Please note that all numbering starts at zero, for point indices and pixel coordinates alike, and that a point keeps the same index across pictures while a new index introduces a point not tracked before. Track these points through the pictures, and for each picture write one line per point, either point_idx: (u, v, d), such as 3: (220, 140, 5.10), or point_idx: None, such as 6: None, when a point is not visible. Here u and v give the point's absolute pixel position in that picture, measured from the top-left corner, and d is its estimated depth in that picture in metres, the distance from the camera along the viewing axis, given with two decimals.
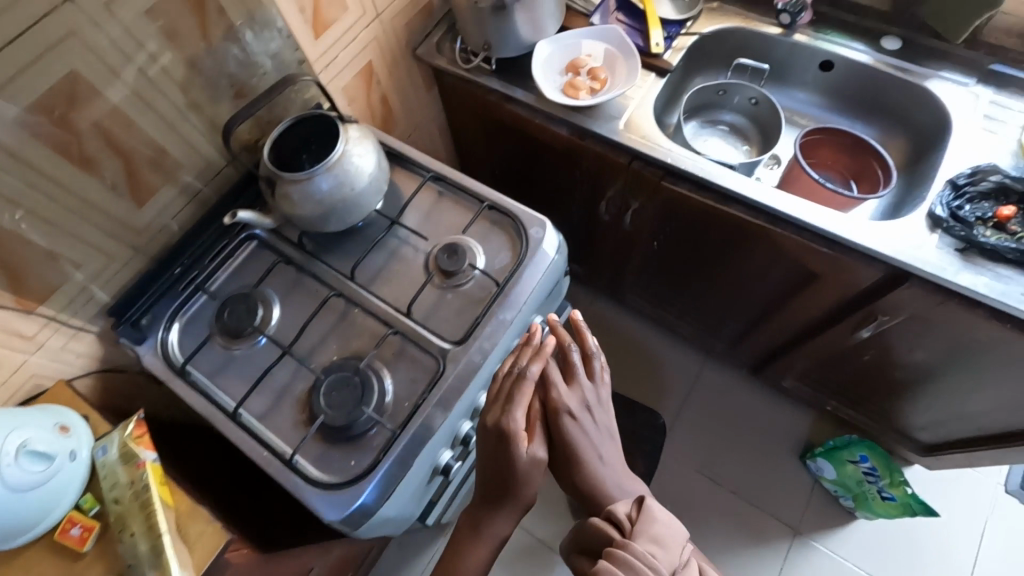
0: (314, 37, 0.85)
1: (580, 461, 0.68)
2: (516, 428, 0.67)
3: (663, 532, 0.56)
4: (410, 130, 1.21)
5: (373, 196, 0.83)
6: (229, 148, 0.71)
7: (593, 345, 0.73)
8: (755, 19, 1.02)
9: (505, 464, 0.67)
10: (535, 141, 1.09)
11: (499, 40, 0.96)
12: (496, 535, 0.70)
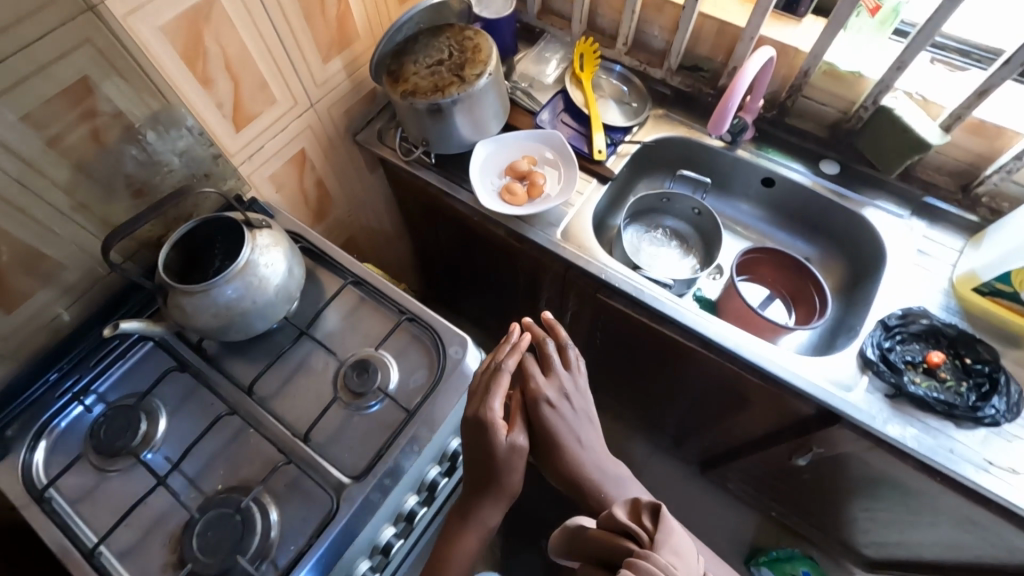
0: (233, 132, 0.81)
1: (559, 441, 0.70)
2: (494, 416, 0.67)
3: (680, 545, 0.48)
4: (351, 209, 1.16)
5: (283, 303, 0.77)
6: (108, 265, 0.64)
7: (566, 338, 0.76)
8: (699, 131, 1.02)
9: (485, 453, 0.67)
10: (475, 235, 1.06)
11: (438, 138, 0.93)
12: (484, 522, 0.70)
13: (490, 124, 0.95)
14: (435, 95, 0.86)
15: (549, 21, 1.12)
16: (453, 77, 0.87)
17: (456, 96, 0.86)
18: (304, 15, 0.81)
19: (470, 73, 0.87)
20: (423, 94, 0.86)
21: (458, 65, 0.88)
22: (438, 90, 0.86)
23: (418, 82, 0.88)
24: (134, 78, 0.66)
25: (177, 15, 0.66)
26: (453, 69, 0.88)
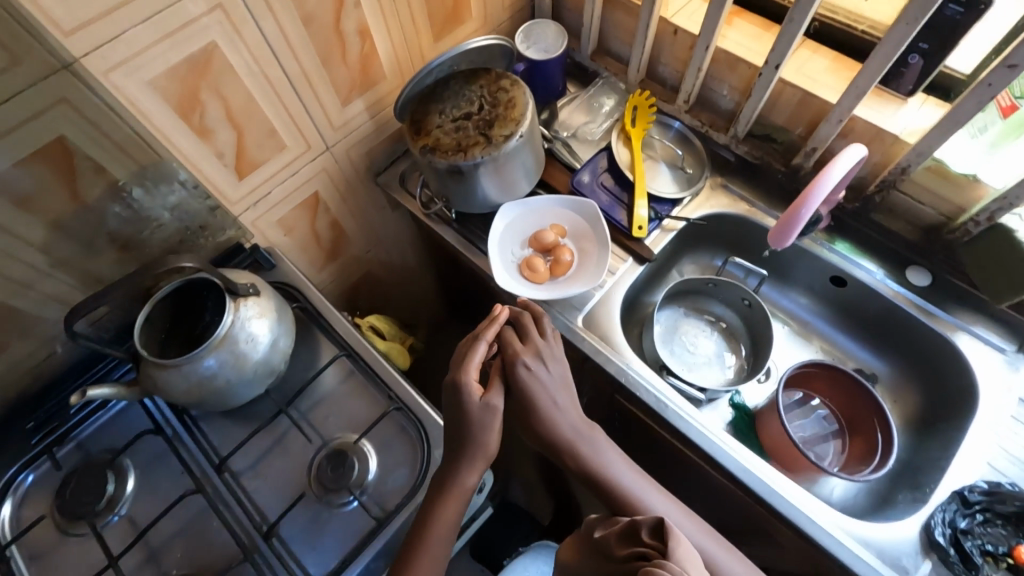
0: (234, 180, 0.75)
1: (537, 403, 0.68)
2: (468, 379, 0.66)
3: (686, 558, 0.44)
4: (370, 245, 1.10)
5: (265, 376, 0.71)
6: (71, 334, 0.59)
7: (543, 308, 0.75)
8: (760, 210, 0.88)
9: (457, 416, 0.66)
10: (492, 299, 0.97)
11: (459, 198, 0.83)
12: (465, 491, 0.63)
13: (519, 185, 0.85)
14: (456, 156, 0.76)
15: (604, 63, 0.99)
16: (479, 136, 0.77)
17: (479, 159, 0.76)
18: (321, 59, 0.73)
19: (498, 133, 0.77)
20: (444, 153, 0.77)
21: (487, 122, 0.78)
22: (460, 150, 0.77)
23: (440, 138, 0.78)
24: (120, 135, 0.60)
25: (169, 68, 0.59)
26: (480, 126, 0.78)
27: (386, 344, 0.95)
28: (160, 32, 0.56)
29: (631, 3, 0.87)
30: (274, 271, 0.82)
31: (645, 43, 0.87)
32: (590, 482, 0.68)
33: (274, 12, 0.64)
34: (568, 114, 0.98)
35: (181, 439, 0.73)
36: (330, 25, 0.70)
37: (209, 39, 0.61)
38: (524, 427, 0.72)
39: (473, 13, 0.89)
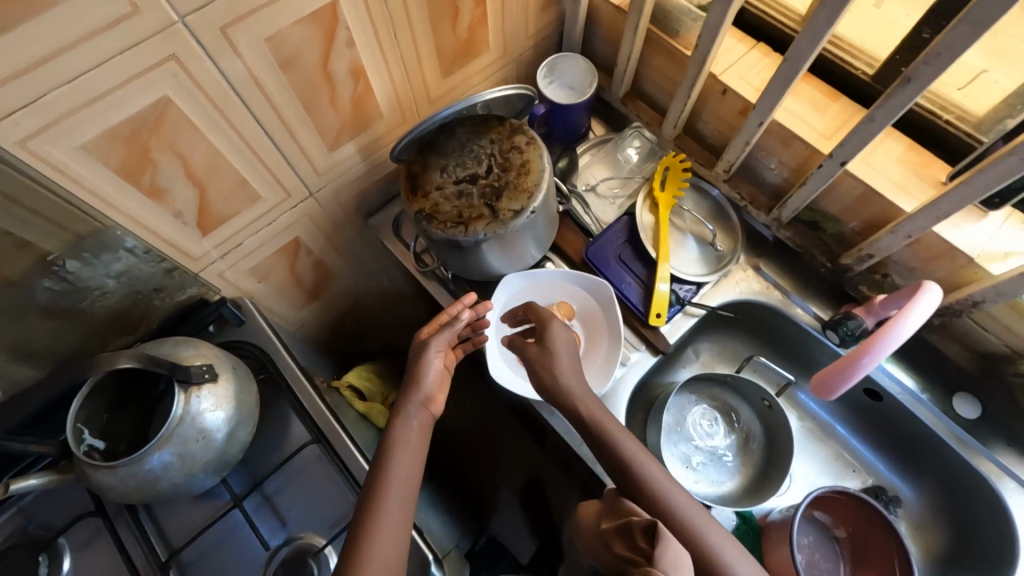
0: (199, 240, 0.64)
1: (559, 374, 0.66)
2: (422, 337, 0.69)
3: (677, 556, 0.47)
4: (363, 282, 0.99)
5: (220, 472, 0.63)
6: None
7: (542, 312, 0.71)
8: (795, 300, 0.79)
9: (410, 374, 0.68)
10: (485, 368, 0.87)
11: (456, 265, 0.73)
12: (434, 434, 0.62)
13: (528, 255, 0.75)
14: (455, 229, 0.66)
15: (637, 108, 0.86)
16: (483, 207, 0.66)
17: (481, 236, 0.65)
18: (303, 106, 0.61)
19: (506, 206, 0.66)
20: (441, 223, 0.66)
21: (494, 189, 0.67)
22: (460, 222, 0.66)
23: (439, 203, 0.68)
24: (47, 203, 0.50)
25: (108, 129, 0.48)
26: (486, 193, 0.67)
27: (365, 406, 0.85)
28: (93, 91, 0.45)
29: (676, 52, 0.74)
30: (244, 327, 0.74)
31: (687, 100, 0.75)
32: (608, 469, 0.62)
33: (244, 59, 0.52)
34: (591, 164, 0.86)
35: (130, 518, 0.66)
36: (315, 69, 0.58)
37: (159, 94, 0.49)
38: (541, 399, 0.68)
39: (490, 44, 0.76)
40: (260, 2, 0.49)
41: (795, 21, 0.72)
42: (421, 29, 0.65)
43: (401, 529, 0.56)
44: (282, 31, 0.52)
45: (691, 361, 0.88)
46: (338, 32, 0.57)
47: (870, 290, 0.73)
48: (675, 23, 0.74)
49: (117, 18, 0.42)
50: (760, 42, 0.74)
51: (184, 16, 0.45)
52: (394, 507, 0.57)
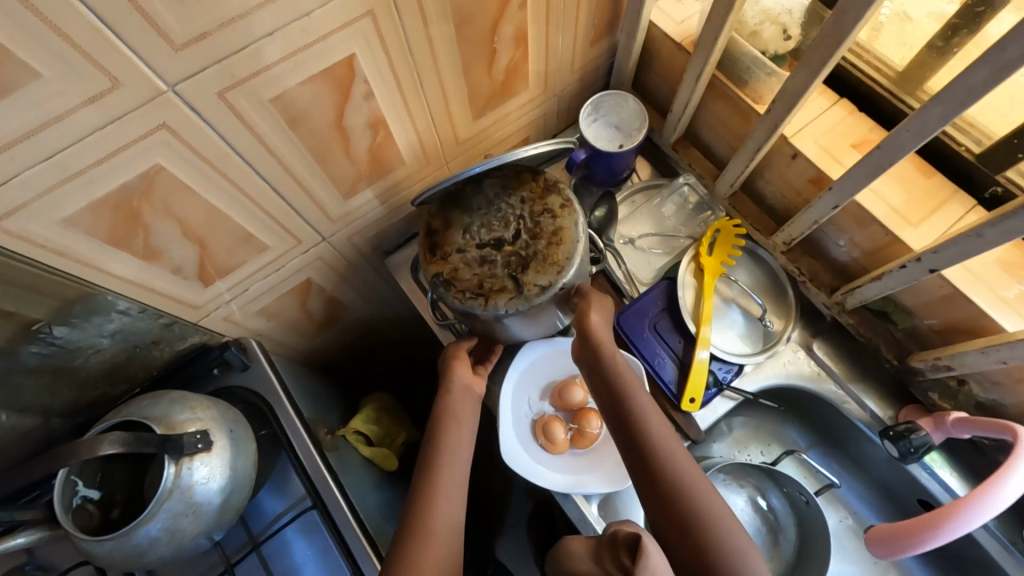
0: (200, 294, 0.60)
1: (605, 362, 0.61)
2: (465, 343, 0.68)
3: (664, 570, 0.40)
4: (386, 315, 0.93)
5: (215, 535, 0.60)
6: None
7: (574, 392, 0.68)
8: (851, 391, 0.70)
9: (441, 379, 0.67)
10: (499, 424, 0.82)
11: (476, 330, 0.67)
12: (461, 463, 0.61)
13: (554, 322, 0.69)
14: (474, 302, 0.59)
15: (689, 156, 0.77)
16: (506, 278, 0.59)
17: (502, 312, 0.58)
18: (316, 159, 0.55)
19: (531, 280, 0.59)
20: (459, 292, 0.60)
21: (520, 259, 0.60)
22: (480, 293, 0.59)
23: (459, 268, 0.61)
24: (29, 275, 0.46)
25: (93, 202, 0.43)
26: (511, 263, 0.60)
27: (370, 451, 0.81)
28: (71, 167, 0.40)
29: (743, 105, 0.64)
30: (247, 372, 0.70)
31: (750, 162, 0.66)
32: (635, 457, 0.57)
33: (247, 121, 0.46)
34: (632, 215, 0.78)
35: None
36: (328, 123, 0.52)
37: (150, 163, 0.44)
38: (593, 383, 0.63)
39: (529, 83, 0.68)
40: (262, 63, 0.43)
41: (891, 77, 0.62)
42: (450, 73, 0.58)
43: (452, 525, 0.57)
44: (290, 90, 0.46)
45: (723, 435, 0.80)
46: (354, 85, 0.51)
47: (941, 400, 0.65)
48: (744, 73, 0.63)
49: (94, 94, 0.37)
50: (843, 98, 0.63)
51: (173, 84, 0.40)
52: (449, 490, 0.59)
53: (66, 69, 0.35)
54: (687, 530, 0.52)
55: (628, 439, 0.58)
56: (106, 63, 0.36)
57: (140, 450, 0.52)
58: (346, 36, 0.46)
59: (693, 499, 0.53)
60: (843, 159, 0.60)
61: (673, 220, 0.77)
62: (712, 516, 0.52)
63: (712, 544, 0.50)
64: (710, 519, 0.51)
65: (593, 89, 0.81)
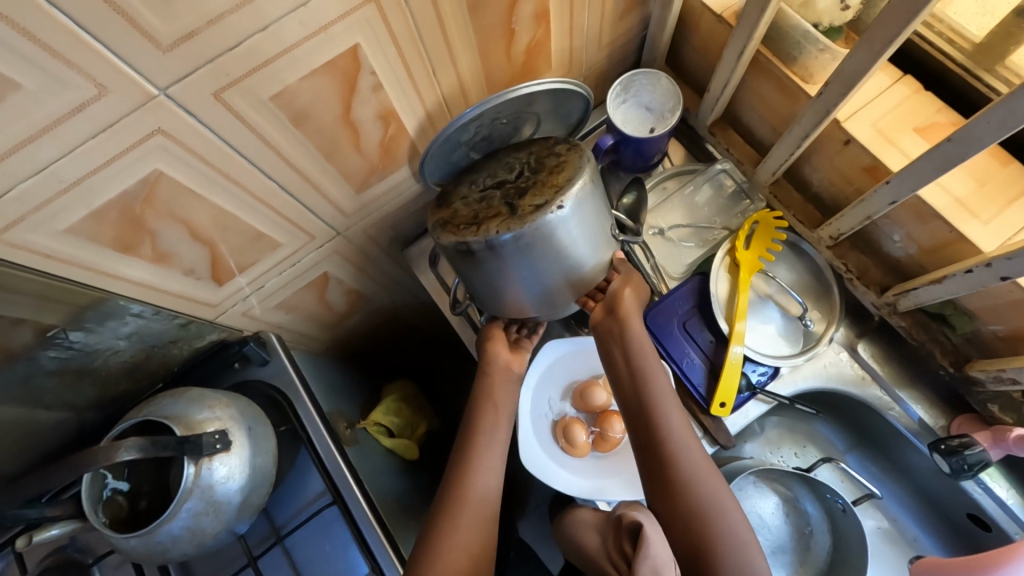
0: (215, 292, 0.59)
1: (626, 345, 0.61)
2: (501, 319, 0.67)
3: (662, 558, 0.45)
4: (408, 303, 0.91)
5: (238, 529, 0.61)
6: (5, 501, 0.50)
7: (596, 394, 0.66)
8: (898, 399, 0.66)
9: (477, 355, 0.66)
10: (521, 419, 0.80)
11: (485, 301, 0.58)
12: (496, 441, 0.62)
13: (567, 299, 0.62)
14: (467, 231, 0.51)
15: (727, 140, 0.71)
16: (502, 207, 0.51)
17: (493, 236, 0.49)
18: (324, 154, 0.52)
19: (528, 203, 0.50)
20: (453, 228, 0.52)
21: (519, 190, 0.53)
22: (473, 223, 0.51)
23: (458, 210, 0.55)
24: (39, 285, 0.45)
25: (93, 211, 0.42)
26: (510, 194, 0.52)
27: (391, 442, 0.80)
28: (66, 177, 0.38)
29: (789, 84, 0.58)
30: (267, 366, 0.69)
31: (796, 149, 0.60)
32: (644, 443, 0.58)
33: (247, 120, 0.44)
34: (662, 204, 0.72)
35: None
36: (335, 120, 0.49)
37: (149, 169, 0.42)
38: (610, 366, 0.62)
39: (553, 63, 0.63)
40: (259, 61, 0.40)
41: (967, 50, 0.55)
42: (464, 58, 0.54)
43: (484, 510, 0.58)
44: (291, 86, 0.43)
45: (756, 435, 0.76)
46: (361, 78, 0.47)
47: (1002, 412, 0.60)
48: (794, 48, 0.56)
49: (80, 103, 0.35)
50: (908, 75, 0.56)
51: (165, 87, 0.37)
52: (483, 477, 0.60)
53: (46, 78, 0.33)
54: (687, 516, 0.53)
55: (642, 427, 0.58)
56: (88, 69, 0.34)
57: (157, 453, 0.52)
58: (349, 25, 0.42)
59: (696, 489, 0.54)
60: (904, 146, 0.54)
61: (707, 210, 0.72)
62: (716, 509, 0.53)
63: (712, 533, 0.52)
64: (711, 512, 0.53)
65: (623, 64, 0.75)
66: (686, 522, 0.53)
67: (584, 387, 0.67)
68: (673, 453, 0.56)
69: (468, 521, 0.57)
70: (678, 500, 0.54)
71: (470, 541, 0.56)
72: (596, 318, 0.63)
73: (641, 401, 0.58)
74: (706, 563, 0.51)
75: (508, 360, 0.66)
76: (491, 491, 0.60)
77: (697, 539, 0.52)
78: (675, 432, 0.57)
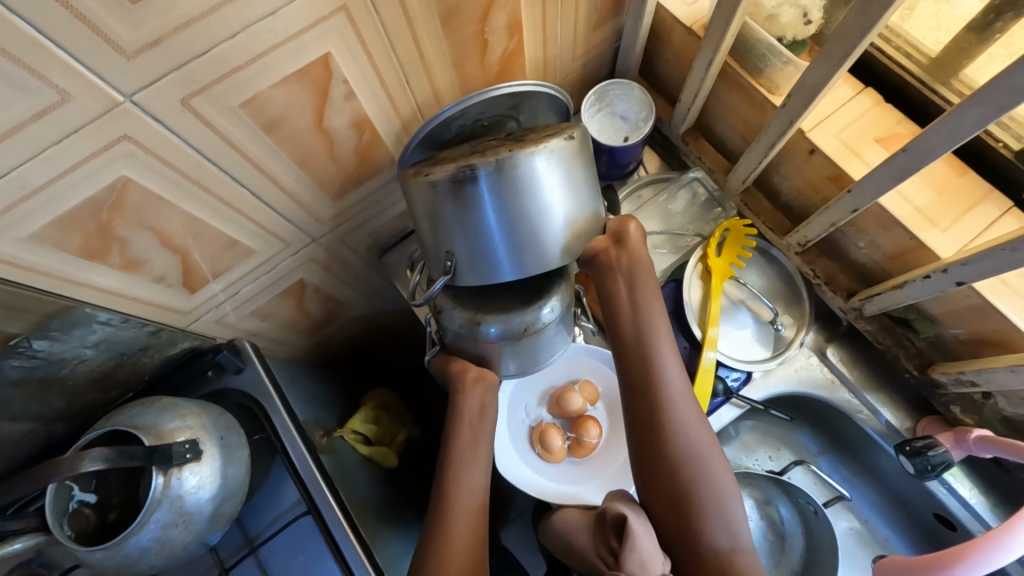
0: (189, 299, 0.58)
1: (636, 288, 0.56)
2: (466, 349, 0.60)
3: (648, 551, 0.45)
4: (386, 310, 0.91)
5: (213, 537, 0.60)
6: None
7: (575, 402, 0.67)
8: (867, 402, 0.67)
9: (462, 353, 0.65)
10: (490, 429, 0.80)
11: (476, 259, 0.49)
12: (482, 436, 0.62)
13: (540, 304, 0.53)
14: (471, 155, 0.45)
15: (699, 149, 0.73)
16: (507, 141, 0.47)
17: (507, 154, 0.44)
18: (297, 160, 0.52)
19: (534, 136, 0.47)
20: (450, 160, 0.46)
21: (517, 135, 0.50)
22: (476, 151, 0.46)
23: (445, 155, 0.49)
24: (5, 294, 0.45)
25: (58, 218, 0.41)
26: (509, 138, 0.49)
27: (367, 450, 0.80)
28: (29, 184, 0.38)
29: (757, 95, 0.59)
30: (242, 374, 0.68)
31: (764, 157, 0.61)
32: (637, 395, 0.57)
33: (218, 128, 0.44)
34: (638, 211, 0.73)
35: None
36: (307, 127, 0.49)
37: (116, 175, 0.41)
38: (614, 310, 0.57)
39: (528, 72, 0.64)
40: (228, 68, 0.40)
41: (924, 63, 0.57)
42: (438, 65, 0.54)
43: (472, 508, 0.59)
44: (262, 93, 0.44)
45: (732, 438, 0.78)
46: (333, 86, 0.48)
47: (964, 413, 0.61)
48: (760, 60, 0.57)
49: (44, 108, 0.35)
50: (868, 87, 0.58)
51: (131, 94, 0.37)
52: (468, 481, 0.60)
53: (8, 84, 0.33)
54: (679, 465, 0.54)
55: (644, 380, 0.56)
56: (50, 74, 0.34)
57: (124, 464, 0.51)
58: (320, 34, 0.43)
59: (684, 443, 0.54)
60: (866, 155, 0.55)
61: (681, 217, 0.73)
62: (706, 461, 0.54)
63: (700, 483, 0.53)
64: (702, 464, 0.54)
65: (598, 74, 0.76)
66: (672, 474, 0.54)
67: (560, 393, 0.68)
68: (666, 407, 0.55)
69: (451, 514, 0.57)
70: (670, 453, 0.54)
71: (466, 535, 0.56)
72: (598, 247, 0.55)
73: (645, 353, 0.56)
74: (687, 516, 0.52)
75: (481, 370, 0.62)
76: (478, 487, 0.60)
77: (681, 494, 0.53)
78: (674, 386, 0.56)
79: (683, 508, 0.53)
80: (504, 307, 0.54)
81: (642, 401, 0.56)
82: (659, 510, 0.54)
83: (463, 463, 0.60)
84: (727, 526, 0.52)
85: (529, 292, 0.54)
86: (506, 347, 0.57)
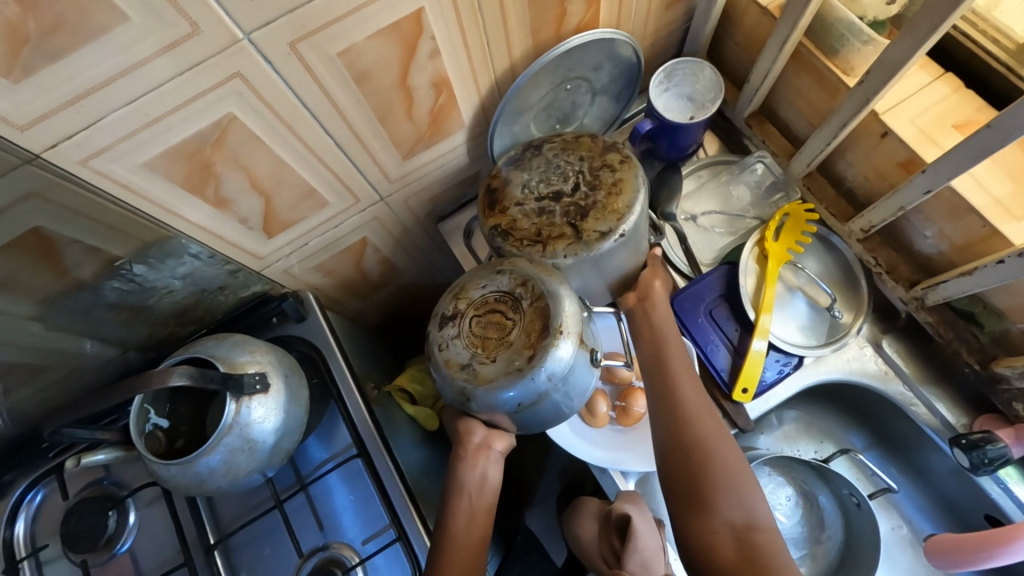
0: (265, 245, 0.62)
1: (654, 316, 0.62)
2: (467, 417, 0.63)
3: (650, 552, 0.57)
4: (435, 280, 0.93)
5: (267, 470, 0.63)
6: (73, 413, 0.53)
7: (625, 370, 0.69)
8: (922, 397, 0.66)
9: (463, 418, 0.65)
10: None
11: None
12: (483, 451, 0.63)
13: (536, 370, 0.50)
14: (532, 250, 0.56)
15: (764, 132, 0.73)
16: (565, 227, 0.56)
17: (560, 259, 0.55)
18: (378, 115, 0.55)
19: (591, 226, 0.55)
20: (516, 242, 0.57)
21: (580, 208, 0.57)
22: (538, 241, 0.57)
23: (517, 220, 0.58)
24: (117, 217, 0.49)
25: (169, 149, 0.45)
26: (571, 213, 0.57)
27: (413, 410, 0.79)
28: (152, 113, 0.42)
29: (829, 77, 0.59)
30: (303, 323, 0.72)
31: (832, 140, 0.61)
32: (654, 386, 0.59)
33: (314, 73, 0.47)
34: (696, 193, 0.75)
35: (192, 505, 0.68)
36: (393, 82, 0.52)
37: (223, 112, 0.45)
38: (643, 329, 0.62)
39: None
40: (332, 15, 0.43)
41: (1010, 50, 0.56)
42: (518, 31, 0.56)
43: (476, 496, 0.62)
44: (358, 44, 0.47)
45: (772, 428, 0.77)
46: (421, 42, 0.50)
47: None
48: (836, 41, 0.57)
49: (175, 40, 0.38)
50: (948, 73, 0.57)
51: (249, 33, 0.41)
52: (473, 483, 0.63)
53: (150, 15, 0.36)
54: (691, 448, 0.54)
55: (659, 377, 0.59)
56: (186, 8, 0.37)
57: (203, 384, 0.56)
58: None
59: (698, 426, 0.55)
60: (943, 141, 0.54)
61: (741, 200, 0.73)
62: (717, 446, 0.54)
63: (714, 464, 0.53)
64: (714, 447, 0.54)
65: (665, 56, 0.77)
66: (688, 466, 0.54)
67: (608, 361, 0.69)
68: (681, 396, 0.57)
69: (463, 511, 0.61)
70: (684, 436, 0.55)
71: (469, 528, 0.60)
72: (630, 305, 0.64)
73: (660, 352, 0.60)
74: (701, 493, 0.52)
75: (486, 438, 0.63)
76: (493, 484, 0.64)
77: (696, 474, 0.53)
78: (684, 379, 0.58)
79: (695, 486, 0.53)
80: (499, 376, 0.51)
81: (659, 404, 0.58)
82: (673, 490, 0.54)
83: (491, 434, 0.63)
84: (743, 504, 0.51)
85: (523, 357, 0.51)
86: (518, 415, 0.53)
